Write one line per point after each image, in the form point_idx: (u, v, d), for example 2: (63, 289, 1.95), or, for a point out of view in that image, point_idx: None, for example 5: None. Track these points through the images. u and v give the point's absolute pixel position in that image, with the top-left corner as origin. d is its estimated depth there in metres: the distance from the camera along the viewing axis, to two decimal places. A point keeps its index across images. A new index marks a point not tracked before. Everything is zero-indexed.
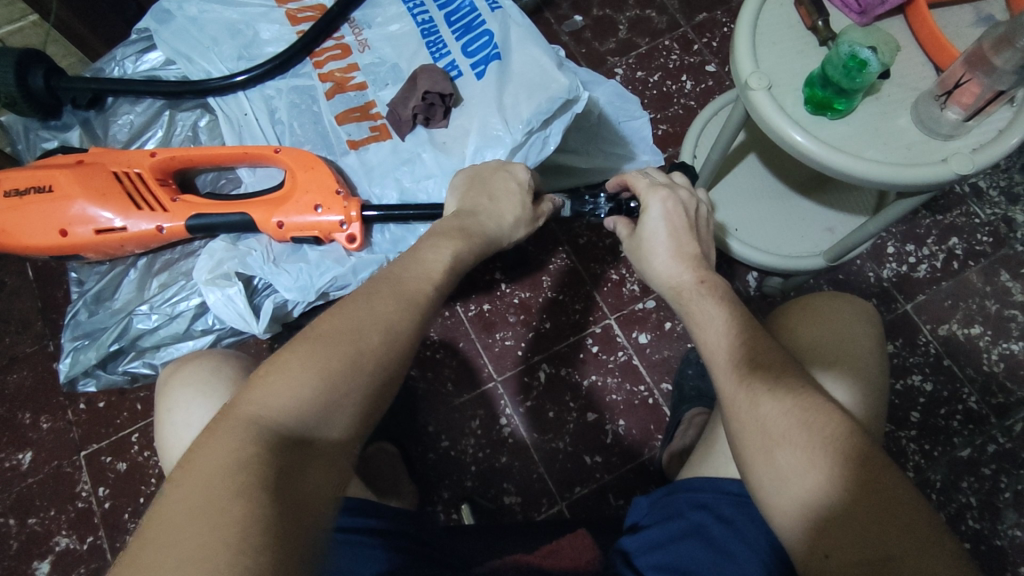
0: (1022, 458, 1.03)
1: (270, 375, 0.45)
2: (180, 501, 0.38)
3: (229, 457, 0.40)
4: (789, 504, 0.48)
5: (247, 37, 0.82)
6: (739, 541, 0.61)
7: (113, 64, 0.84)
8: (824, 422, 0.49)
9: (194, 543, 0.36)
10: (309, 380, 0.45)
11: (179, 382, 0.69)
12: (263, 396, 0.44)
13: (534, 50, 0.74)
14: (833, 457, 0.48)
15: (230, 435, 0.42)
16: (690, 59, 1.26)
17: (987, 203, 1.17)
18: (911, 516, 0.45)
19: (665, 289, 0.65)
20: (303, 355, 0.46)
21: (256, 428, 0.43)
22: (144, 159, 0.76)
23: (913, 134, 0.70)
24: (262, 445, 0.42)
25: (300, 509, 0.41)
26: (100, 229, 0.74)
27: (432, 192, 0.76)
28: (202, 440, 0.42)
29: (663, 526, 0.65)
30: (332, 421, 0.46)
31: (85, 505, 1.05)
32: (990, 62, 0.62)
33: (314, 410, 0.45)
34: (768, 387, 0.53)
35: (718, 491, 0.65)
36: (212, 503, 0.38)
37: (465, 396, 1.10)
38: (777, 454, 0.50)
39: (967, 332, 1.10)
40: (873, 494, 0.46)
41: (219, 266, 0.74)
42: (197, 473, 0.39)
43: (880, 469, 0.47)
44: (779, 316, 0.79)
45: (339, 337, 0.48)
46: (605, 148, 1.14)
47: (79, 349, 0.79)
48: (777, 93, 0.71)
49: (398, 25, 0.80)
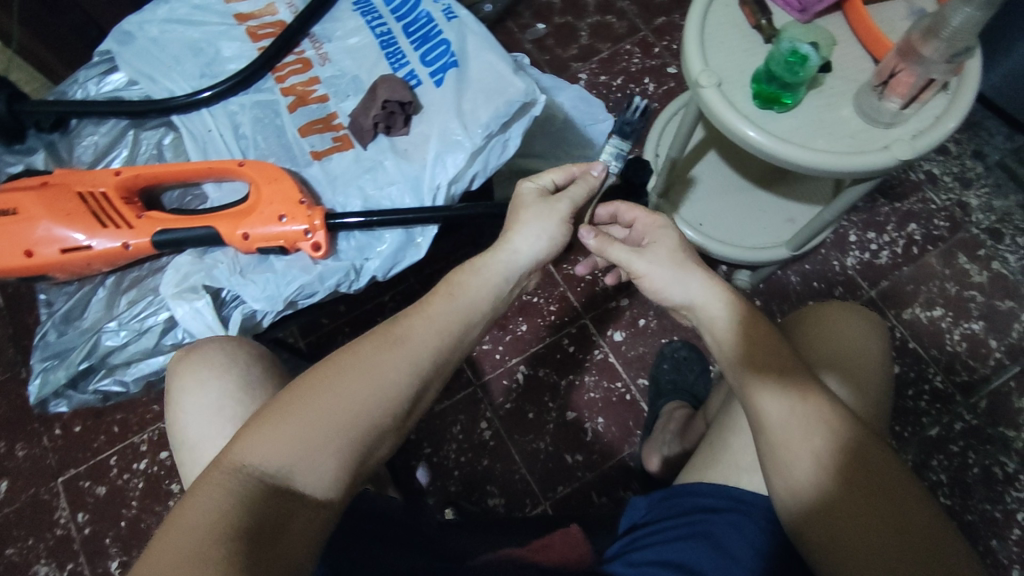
0: (989, 433, 1.06)
1: (260, 428, 0.50)
2: (168, 548, 0.42)
3: (216, 509, 0.45)
4: (802, 511, 0.52)
5: (209, 55, 0.83)
6: (743, 543, 0.60)
7: (75, 87, 0.84)
8: (831, 434, 0.52)
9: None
10: (293, 437, 0.50)
11: (194, 362, 0.68)
12: (247, 450, 0.49)
13: (491, 56, 0.77)
14: (838, 466, 0.51)
15: (219, 486, 0.47)
16: (651, 62, 1.30)
17: (942, 189, 1.21)
18: (918, 527, 0.49)
19: (698, 296, 0.61)
20: (293, 411, 0.51)
21: (243, 481, 0.48)
22: (108, 178, 0.76)
23: (856, 124, 0.72)
24: (243, 496, 0.47)
25: (279, 560, 0.45)
26: (66, 248, 0.74)
27: (395, 199, 0.77)
28: (195, 489, 0.47)
29: (667, 527, 0.65)
30: (316, 472, 0.50)
31: (64, 531, 1.04)
32: (920, 52, 0.66)
33: (298, 463, 0.49)
34: (780, 392, 0.54)
35: (727, 497, 0.64)
36: (195, 553, 0.42)
37: (445, 402, 1.11)
38: (815, 442, 0.52)
39: (929, 314, 1.13)
40: (879, 505, 0.50)
41: (186, 279, 0.75)
42: (185, 524, 0.44)
43: (889, 479, 0.51)
44: (814, 321, 0.76)
45: (324, 393, 0.52)
46: (572, 151, 1.17)
47: (48, 369, 0.79)
48: (727, 90, 0.74)
49: (357, 38, 0.82)
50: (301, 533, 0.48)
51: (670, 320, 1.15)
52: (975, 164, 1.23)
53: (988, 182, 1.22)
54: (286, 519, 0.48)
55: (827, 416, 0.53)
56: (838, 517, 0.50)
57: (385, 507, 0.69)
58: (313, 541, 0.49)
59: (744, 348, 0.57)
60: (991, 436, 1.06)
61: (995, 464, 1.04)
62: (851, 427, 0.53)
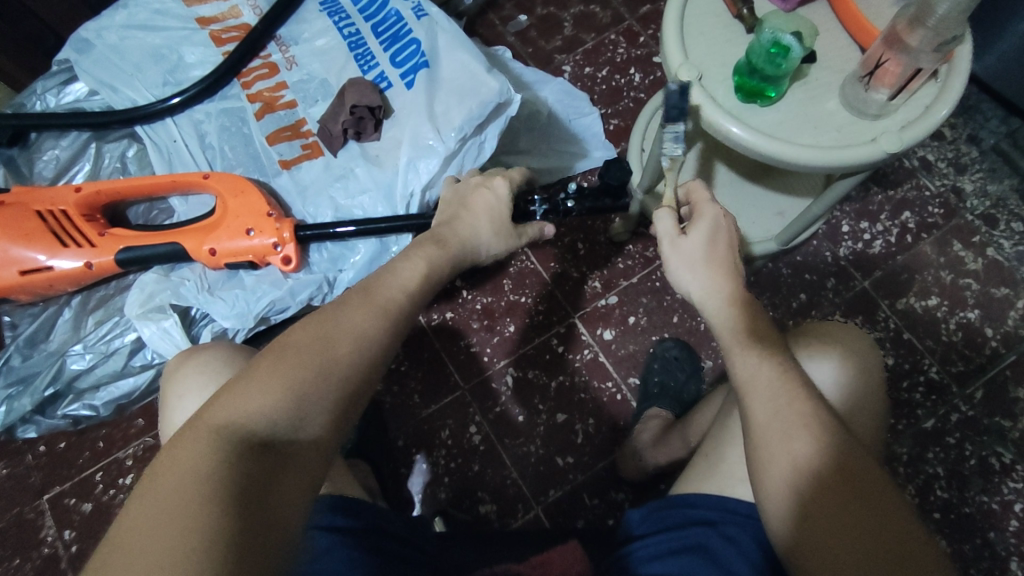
0: (985, 424, 1.04)
1: (237, 386, 0.48)
2: (145, 509, 0.40)
3: (196, 461, 0.43)
4: (784, 522, 0.50)
5: (172, 61, 0.81)
6: (740, 558, 0.59)
7: (34, 98, 0.82)
8: (818, 442, 0.50)
9: (159, 544, 0.38)
10: (273, 393, 0.48)
11: (188, 363, 0.66)
12: (226, 408, 0.47)
13: (463, 55, 0.74)
14: (822, 474, 0.49)
15: (195, 443, 0.44)
16: (637, 52, 1.26)
17: (936, 175, 1.19)
18: (906, 540, 0.46)
19: (700, 293, 0.61)
20: (270, 371, 0.49)
21: (222, 438, 0.45)
22: (68, 195, 0.74)
23: (842, 117, 0.70)
24: (223, 452, 0.44)
25: (270, 513, 0.43)
26: (26, 270, 0.73)
27: (367, 208, 0.76)
28: (169, 450, 0.45)
29: (660, 540, 0.63)
30: (301, 427, 0.49)
31: (51, 551, 1.02)
32: (906, 41, 0.63)
33: (282, 419, 0.48)
34: (766, 396, 0.53)
35: (724, 510, 0.63)
36: (182, 511, 0.40)
37: (433, 407, 1.09)
38: (796, 441, 0.50)
39: (924, 304, 1.11)
40: (862, 517, 0.47)
41: (151, 299, 0.74)
42: (165, 480, 0.42)
43: (877, 487, 0.48)
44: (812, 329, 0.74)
45: (299, 354, 0.50)
46: (558, 147, 1.14)
47: (10, 397, 0.76)
48: (708, 84, 0.71)
49: (324, 39, 0.80)
50: (291, 488, 0.46)
51: (660, 317, 1.13)
52: (969, 148, 1.20)
53: (983, 166, 1.19)
54: (273, 476, 0.45)
55: (813, 422, 0.50)
56: (818, 527, 0.48)
57: (379, 515, 0.65)
58: (305, 497, 0.47)
59: (738, 350, 0.56)
60: (987, 426, 1.04)
61: (992, 455, 1.02)
62: (840, 436, 0.50)
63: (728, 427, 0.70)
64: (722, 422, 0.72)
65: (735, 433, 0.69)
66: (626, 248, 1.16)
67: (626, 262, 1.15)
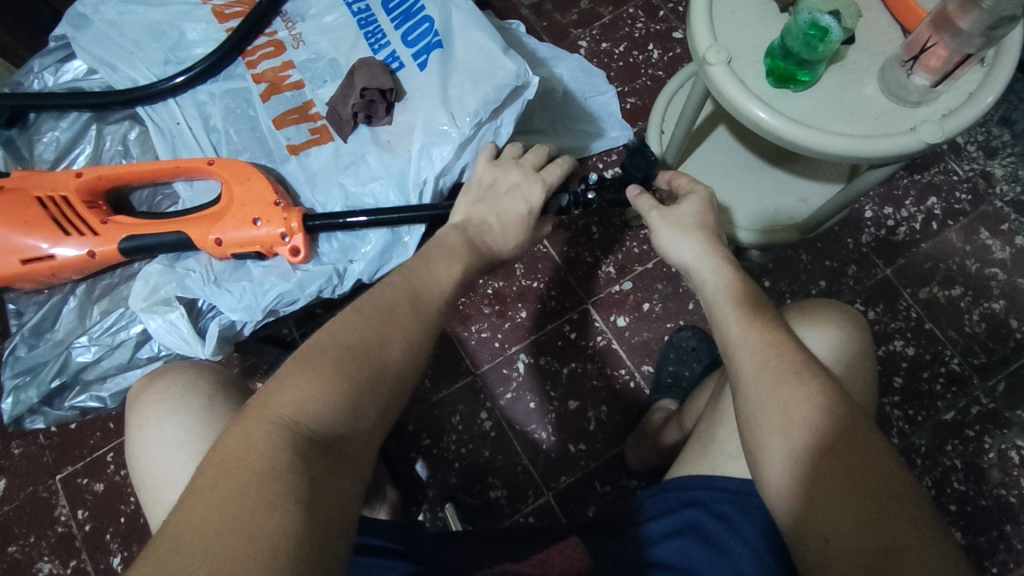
0: (1006, 416, 1.02)
1: (288, 376, 0.46)
2: (208, 507, 0.38)
3: (266, 460, 0.41)
4: (779, 470, 0.48)
5: (173, 38, 0.83)
6: (736, 539, 0.57)
7: (32, 77, 0.85)
8: (811, 389, 0.49)
9: (224, 550, 0.36)
10: (331, 385, 0.47)
11: (131, 411, 0.69)
12: (289, 398, 0.45)
13: (478, 35, 0.74)
14: (817, 422, 0.47)
15: (261, 436, 0.42)
16: (656, 27, 1.21)
17: (965, 159, 1.14)
18: (895, 489, 0.45)
19: (695, 257, 0.62)
20: (322, 365, 0.47)
21: (286, 434, 0.43)
22: (70, 181, 0.79)
23: (880, 103, 0.66)
24: (295, 450, 0.42)
25: (331, 517, 0.41)
26: (26, 259, 0.77)
27: (377, 195, 0.78)
28: (231, 443, 0.42)
29: (652, 524, 0.62)
30: (357, 422, 0.47)
31: (65, 529, 1.02)
32: (957, 24, 0.59)
33: (342, 413, 0.46)
34: (755, 348, 0.53)
35: (712, 488, 0.62)
36: (250, 514, 0.38)
37: (444, 392, 1.08)
38: (784, 387, 0.49)
39: (947, 293, 1.08)
40: (862, 467, 0.46)
41: (156, 292, 0.77)
42: (234, 478, 0.40)
43: (859, 437, 0.46)
44: (811, 305, 0.71)
45: (348, 347, 0.49)
46: (573, 126, 1.10)
47: (19, 387, 0.81)
48: (737, 67, 0.67)
49: (332, 16, 0.81)
50: (346, 488, 0.44)
51: (676, 304, 1.10)
52: (1001, 131, 1.15)
53: (1015, 151, 1.14)
54: (333, 475, 0.43)
55: (805, 371, 0.50)
56: (809, 475, 0.47)
57: (384, 531, 0.63)
58: (355, 494, 0.45)
59: (729, 307, 0.56)
60: (1008, 420, 1.02)
61: (1011, 448, 1.00)
62: (835, 385, 0.49)
63: (720, 406, 0.68)
64: (714, 402, 0.70)
65: (724, 413, 0.66)
66: (640, 233, 1.13)
67: (641, 247, 1.12)
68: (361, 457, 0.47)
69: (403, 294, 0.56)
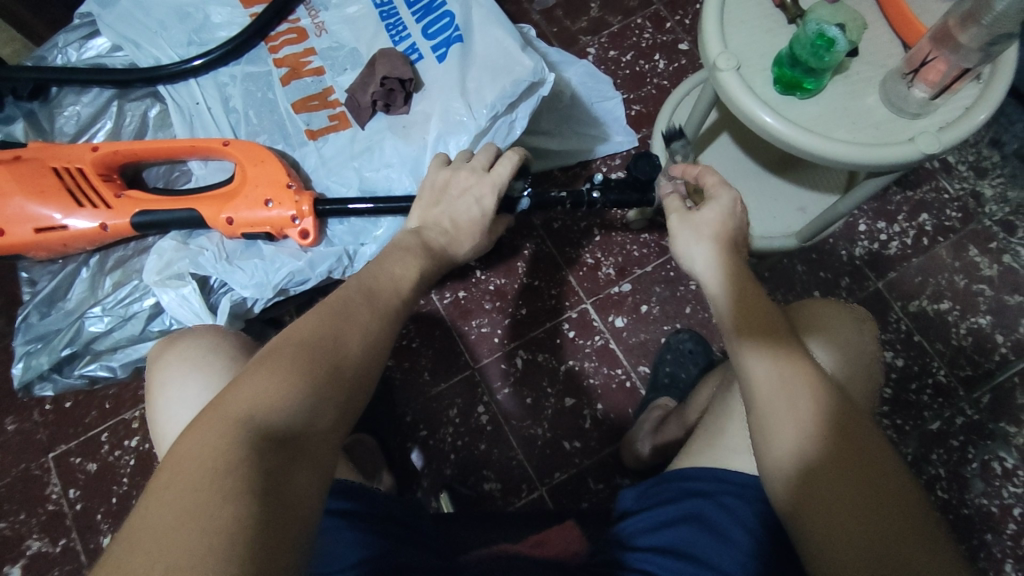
0: (990, 428, 1.05)
1: (249, 377, 0.46)
2: (162, 507, 0.37)
3: (212, 459, 0.40)
4: (782, 465, 0.50)
5: (197, 21, 0.85)
6: (739, 527, 0.58)
7: (56, 51, 0.86)
8: (817, 389, 0.50)
9: (179, 546, 0.35)
10: (296, 383, 0.47)
11: (151, 368, 0.69)
12: (239, 397, 0.44)
13: (497, 31, 0.77)
14: (823, 418, 0.49)
15: (218, 434, 0.42)
16: (663, 38, 1.24)
17: (957, 177, 1.18)
18: (888, 486, 0.48)
19: (701, 261, 0.60)
20: (285, 363, 0.47)
21: (242, 432, 0.42)
22: (85, 154, 0.80)
23: (880, 114, 0.69)
24: (249, 446, 0.42)
25: (290, 509, 0.41)
26: (40, 227, 0.79)
27: (391, 180, 0.80)
28: (184, 444, 0.41)
29: (648, 515, 0.63)
30: (315, 420, 0.47)
31: (56, 508, 1.01)
32: (956, 39, 0.62)
33: (298, 407, 0.46)
34: (767, 348, 0.53)
35: (717, 479, 0.62)
36: (202, 509, 0.37)
37: (442, 386, 1.09)
38: (795, 386, 0.51)
39: (936, 307, 1.11)
40: (859, 463, 0.48)
41: (169, 266, 0.79)
42: (185, 477, 0.39)
43: (858, 438, 0.49)
44: (808, 309, 0.74)
45: (302, 346, 0.49)
46: (579, 129, 1.12)
47: (30, 353, 0.83)
48: (746, 73, 0.70)
49: (355, 7, 0.83)
50: (305, 480, 0.43)
51: (673, 307, 1.13)
52: (991, 153, 1.19)
53: (1004, 172, 1.18)
54: (282, 465, 0.42)
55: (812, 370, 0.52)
56: (810, 473, 0.49)
57: (379, 500, 0.63)
58: (318, 489, 0.44)
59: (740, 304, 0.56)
60: (991, 431, 1.05)
61: (994, 459, 1.03)
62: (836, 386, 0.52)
63: (727, 402, 0.68)
64: (723, 397, 0.70)
65: (732, 408, 0.67)
66: (641, 237, 1.15)
67: (641, 251, 1.14)
68: (318, 450, 0.46)
69: (357, 293, 0.56)
